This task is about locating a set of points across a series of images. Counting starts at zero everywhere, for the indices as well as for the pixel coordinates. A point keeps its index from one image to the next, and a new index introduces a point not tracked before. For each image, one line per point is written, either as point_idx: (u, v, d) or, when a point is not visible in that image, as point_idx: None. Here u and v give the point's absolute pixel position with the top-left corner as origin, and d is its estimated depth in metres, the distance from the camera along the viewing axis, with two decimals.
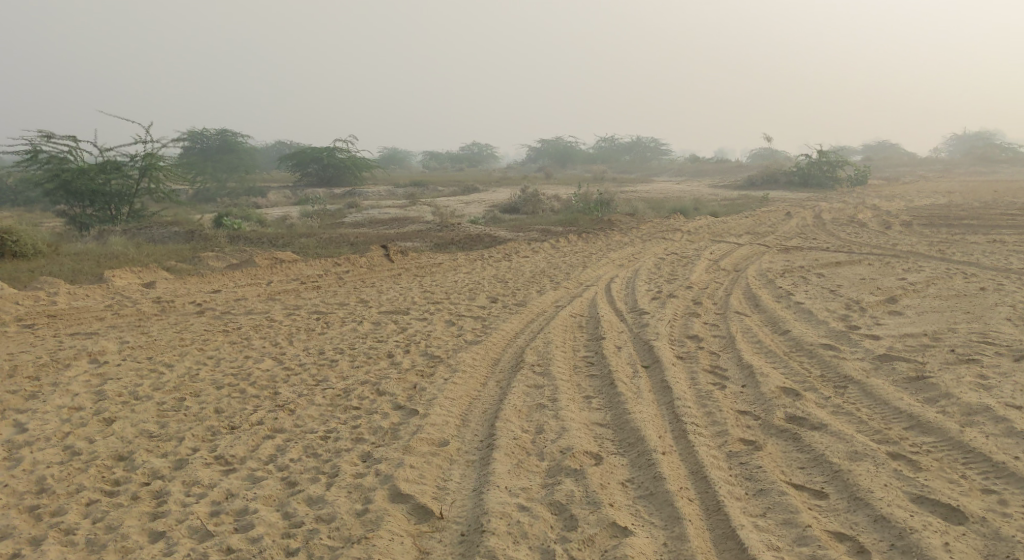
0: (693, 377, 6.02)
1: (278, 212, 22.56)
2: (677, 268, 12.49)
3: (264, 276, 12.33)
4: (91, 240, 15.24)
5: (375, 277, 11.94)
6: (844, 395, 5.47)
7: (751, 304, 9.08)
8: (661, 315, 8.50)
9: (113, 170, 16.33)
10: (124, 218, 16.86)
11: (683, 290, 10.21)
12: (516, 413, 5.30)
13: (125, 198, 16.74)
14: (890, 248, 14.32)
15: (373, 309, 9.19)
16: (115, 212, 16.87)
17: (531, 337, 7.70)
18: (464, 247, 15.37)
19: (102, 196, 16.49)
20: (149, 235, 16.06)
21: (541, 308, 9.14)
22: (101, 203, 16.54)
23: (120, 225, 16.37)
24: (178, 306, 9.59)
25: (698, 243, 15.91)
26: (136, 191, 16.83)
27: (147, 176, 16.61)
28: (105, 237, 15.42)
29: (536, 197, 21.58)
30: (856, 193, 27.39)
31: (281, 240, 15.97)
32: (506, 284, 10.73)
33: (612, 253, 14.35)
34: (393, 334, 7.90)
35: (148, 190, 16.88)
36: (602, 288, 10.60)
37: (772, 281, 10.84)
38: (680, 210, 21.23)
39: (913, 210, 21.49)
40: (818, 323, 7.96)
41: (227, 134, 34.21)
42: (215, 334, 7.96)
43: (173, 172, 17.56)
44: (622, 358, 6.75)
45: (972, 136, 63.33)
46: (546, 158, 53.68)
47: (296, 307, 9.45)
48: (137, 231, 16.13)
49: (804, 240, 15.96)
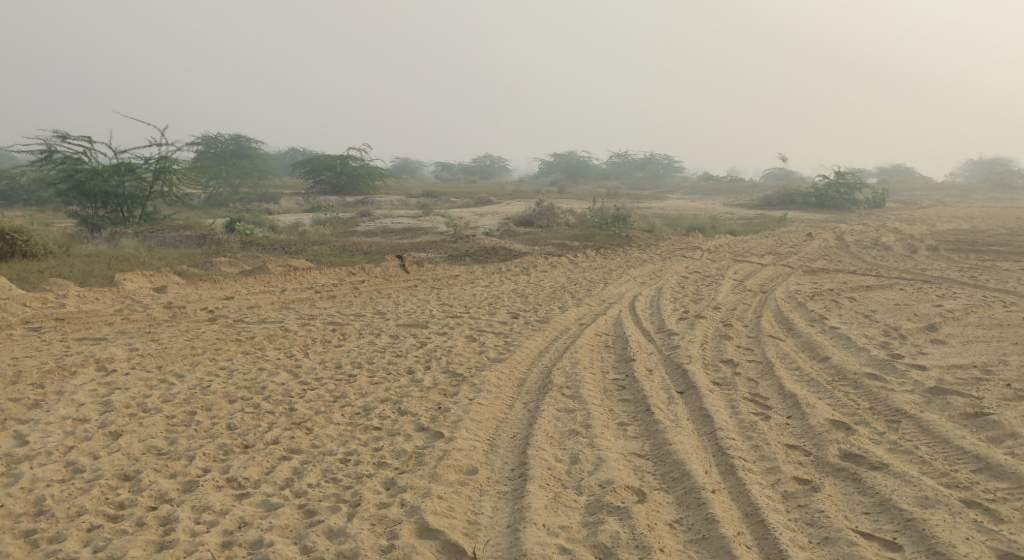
0: (733, 405, 5.67)
1: (291, 219, 22.32)
2: (701, 287, 12.14)
3: (277, 284, 12.04)
4: (102, 242, 15.00)
5: (391, 288, 11.63)
6: (900, 431, 5.12)
7: (784, 328, 8.71)
8: (691, 337, 8.15)
9: (127, 172, 16.12)
10: (136, 220, 16.64)
11: (710, 311, 9.86)
12: (548, 439, 4.96)
13: (137, 200, 16.52)
14: (918, 273, 13.94)
15: (390, 322, 8.87)
16: (128, 215, 16.66)
17: (557, 356, 7.35)
18: (480, 259, 15.06)
19: (115, 198, 16.28)
20: (161, 239, 15.82)
21: (565, 325, 8.79)
22: (114, 205, 16.32)
23: (132, 227, 16.14)
24: (189, 313, 9.29)
25: (719, 262, 15.56)
26: (149, 194, 16.62)
27: (160, 179, 16.41)
28: (117, 240, 15.18)
29: (551, 210, 21.27)
30: (875, 216, 26.97)
31: (294, 247, 15.69)
32: (527, 299, 10.40)
33: (632, 269, 14.01)
34: (413, 349, 7.56)
35: (161, 193, 16.68)
36: (626, 306, 10.25)
37: (802, 303, 10.49)
38: (698, 228, 20.90)
39: (936, 235, 21.09)
40: (857, 350, 7.60)
41: (241, 139, 34.12)
42: (227, 343, 7.65)
43: (187, 176, 17.36)
44: (655, 381, 6.40)
45: (990, 161, 62.83)
46: (559, 172, 53.43)
47: (311, 316, 9.13)
48: (149, 234, 15.88)
49: (828, 262, 15.59)
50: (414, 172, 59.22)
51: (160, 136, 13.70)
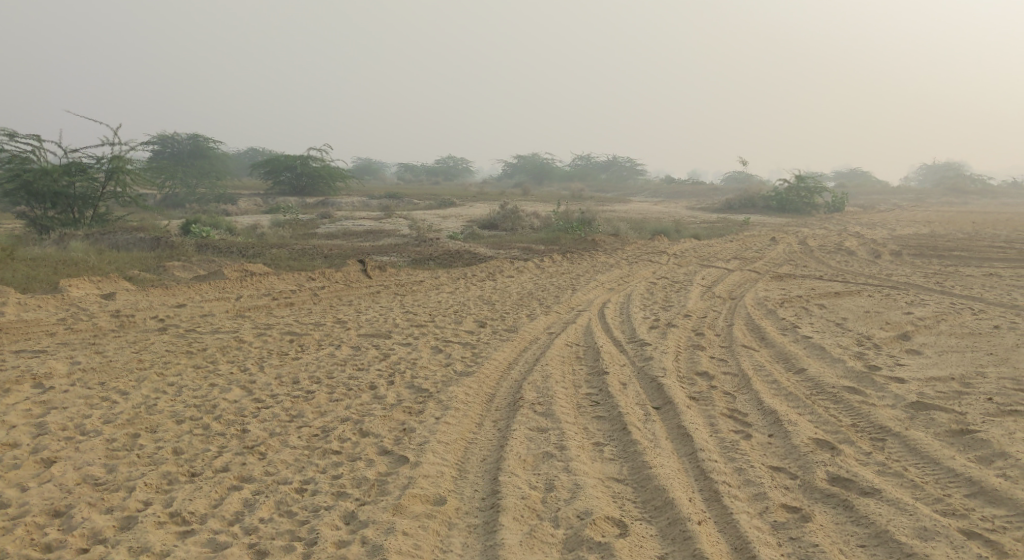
0: (713, 422, 5.43)
1: (249, 221, 21.74)
2: (670, 293, 11.94)
3: (233, 290, 11.57)
4: (50, 244, 14.35)
5: (352, 294, 11.24)
6: (886, 450, 4.92)
7: (757, 337, 8.52)
8: (663, 348, 7.91)
9: (77, 172, 15.47)
10: (87, 222, 15.98)
11: (681, 319, 9.65)
12: (520, 463, 4.67)
13: (89, 201, 15.86)
14: (883, 278, 13.92)
15: (352, 331, 8.49)
16: (78, 216, 15.99)
17: (527, 368, 7.05)
18: (444, 264, 14.73)
19: (65, 198, 15.61)
20: (113, 241, 15.20)
21: (533, 335, 8.50)
22: (64, 206, 15.65)
23: (82, 229, 15.49)
24: (137, 322, 8.81)
25: (686, 267, 15.40)
26: (101, 195, 15.95)
27: (113, 179, 15.77)
28: (65, 242, 14.55)
29: (516, 212, 20.98)
30: (836, 220, 27.18)
31: (252, 250, 15.19)
32: (494, 307, 10.09)
33: (599, 275, 13.76)
34: (376, 361, 7.20)
35: (114, 194, 16.03)
36: (596, 314, 9.99)
37: (772, 311, 10.33)
38: (662, 231, 20.80)
39: (897, 240, 21.22)
40: (833, 360, 7.41)
41: (198, 139, 33.32)
42: (177, 356, 7.21)
43: (141, 176, 16.71)
44: (629, 396, 6.13)
45: (942, 167, 64.13)
46: (522, 175, 53.23)
47: (267, 326, 8.72)
48: (100, 236, 15.25)
49: (794, 267, 15.52)
50: (376, 173, 58.53)
51: (113, 135, 13.39)
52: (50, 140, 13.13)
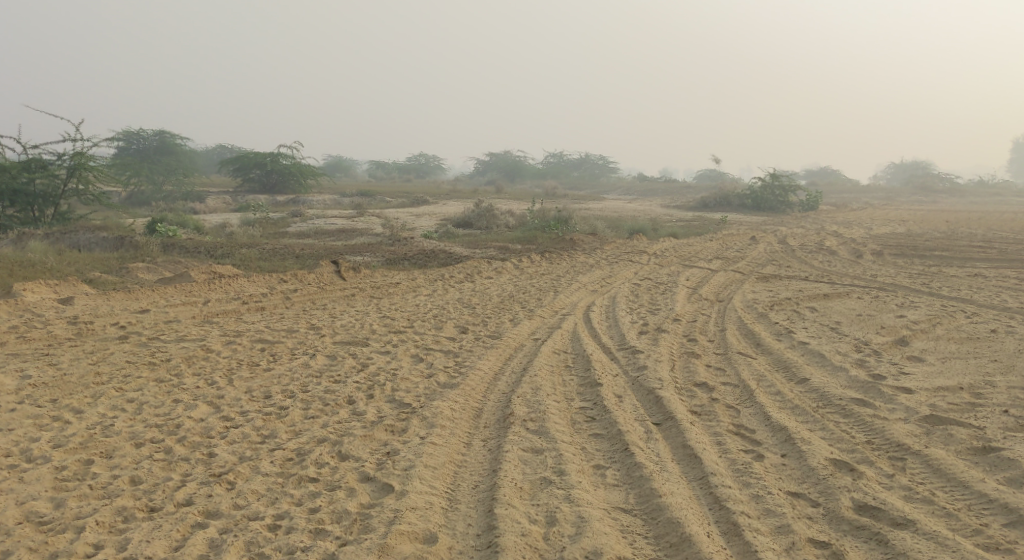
0: (720, 443, 5.06)
1: (218, 220, 21.06)
2: (655, 295, 11.58)
3: (201, 293, 11.02)
4: (7, 244, 13.65)
5: (326, 297, 10.75)
6: (910, 471, 4.59)
7: (752, 344, 8.17)
8: (657, 356, 7.53)
9: (38, 169, 14.77)
10: (48, 221, 15.25)
11: (670, 324, 9.29)
12: (518, 492, 4.28)
13: (50, 199, 15.14)
14: (868, 279, 13.67)
15: (326, 339, 8.01)
16: (39, 214, 15.25)
17: (514, 379, 6.63)
18: (419, 264, 14.27)
19: (24, 195, 14.89)
20: (74, 241, 14.55)
21: (518, 342, 8.08)
22: (23, 204, 14.91)
23: (42, 228, 14.81)
24: (96, 330, 8.25)
25: (668, 268, 15.06)
26: (62, 192, 15.26)
27: (75, 176, 15.09)
28: (24, 241, 13.88)
29: (491, 211, 20.53)
30: (812, 218, 27.08)
31: (220, 251, 14.61)
32: (475, 311, 9.67)
33: (581, 276, 13.38)
34: (353, 372, 6.74)
35: (76, 192, 15.35)
36: (581, 318, 9.60)
37: (763, 314, 10.00)
38: (640, 230, 20.48)
39: (875, 239, 21.07)
40: (835, 369, 7.08)
41: (165, 135, 32.46)
42: (138, 368, 6.69)
43: (105, 174, 16.06)
44: (627, 412, 5.73)
45: (910, 165, 64.76)
46: (495, 173, 52.75)
47: (237, 333, 8.22)
48: (61, 235, 14.58)
49: (777, 268, 15.26)
50: (347, 171, 57.73)
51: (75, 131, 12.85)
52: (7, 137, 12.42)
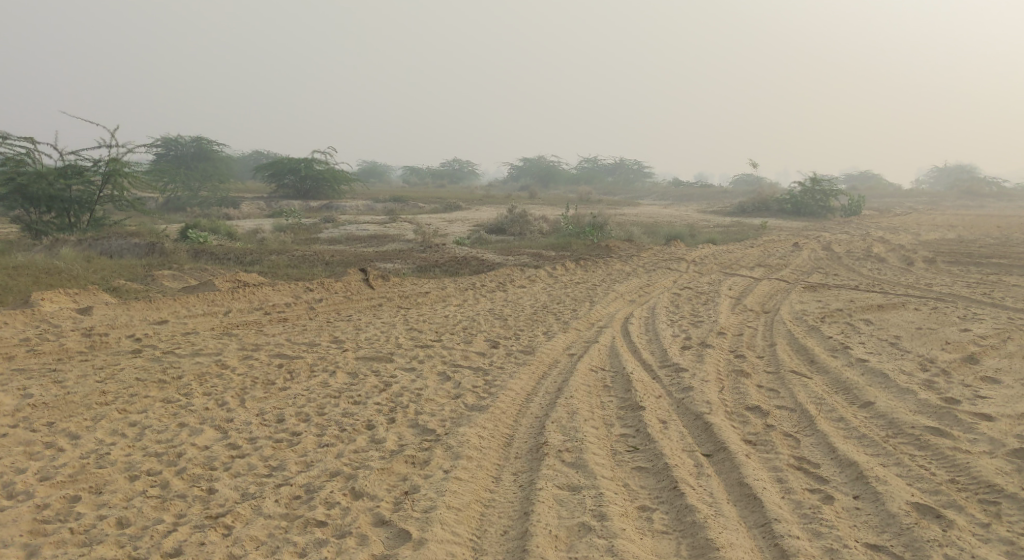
0: (782, 480, 4.49)
1: (250, 226, 20.80)
2: (697, 306, 10.96)
3: (224, 303, 10.62)
4: (40, 251, 13.43)
5: (352, 308, 10.30)
6: (1006, 519, 4.02)
7: (806, 363, 7.54)
8: (703, 374, 6.93)
9: (73, 175, 14.53)
10: (84, 227, 15.05)
11: (715, 337, 8.68)
12: (551, 543, 3.82)
13: (85, 205, 14.94)
14: (924, 289, 12.90)
15: (349, 353, 7.54)
16: (74, 220, 15.08)
17: (549, 402, 6.08)
18: (450, 272, 13.79)
19: (60, 202, 14.69)
20: (106, 248, 14.30)
21: (552, 358, 7.52)
22: (59, 210, 14.75)
23: (76, 234, 14.61)
24: (110, 344, 7.86)
25: (709, 275, 14.43)
26: (97, 198, 15.01)
27: (110, 183, 14.83)
28: (56, 248, 13.67)
29: (524, 216, 20.01)
30: (856, 224, 26.17)
31: (249, 257, 14.27)
32: (507, 323, 9.15)
33: (618, 285, 12.78)
34: (375, 392, 6.25)
35: (111, 198, 15.08)
36: (619, 330, 9.03)
37: (814, 327, 9.35)
38: (678, 236, 19.82)
39: (925, 245, 20.19)
40: (902, 392, 6.45)
41: (202, 141, 32.39)
42: (147, 387, 6.25)
43: (140, 179, 15.81)
44: (673, 440, 5.16)
45: (953, 169, 63.08)
46: (528, 178, 52.24)
47: (255, 347, 7.79)
48: (93, 242, 14.35)
49: (824, 276, 14.54)
50: (381, 177, 57.57)
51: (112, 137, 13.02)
52: (43, 143, 12.18)
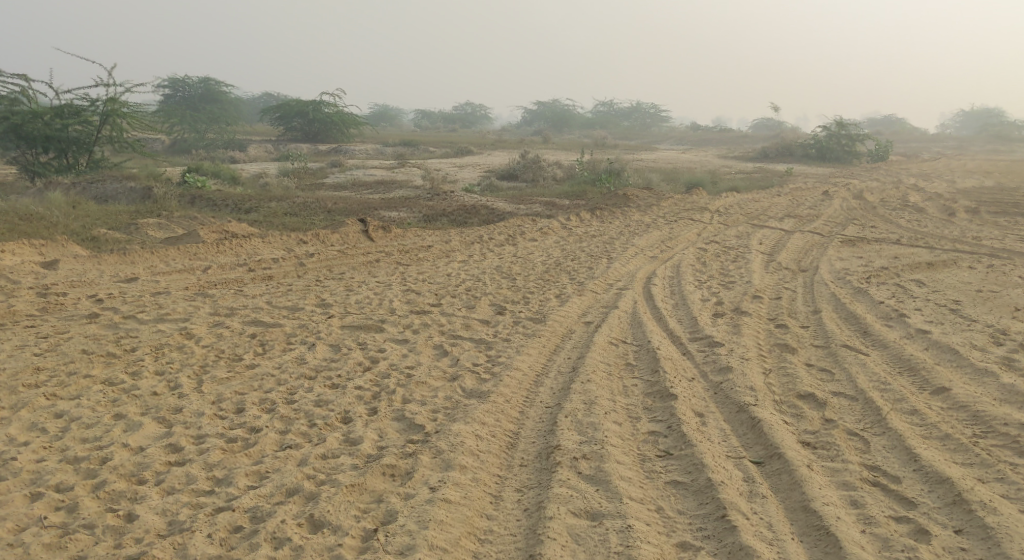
0: (857, 503, 3.58)
1: (254, 169, 19.79)
2: (727, 263, 9.93)
3: (209, 256, 9.61)
4: (29, 194, 12.51)
5: (346, 264, 9.32)
6: None
7: (858, 335, 6.52)
8: (742, 351, 5.95)
9: (71, 115, 13.43)
10: (83, 168, 14.06)
11: (750, 302, 7.67)
12: None
13: (83, 146, 13.89)
14: (972, 243, 11.82)
15: (333, 321, 6.58)
16: (73, 161, 14.06)
17: (562, 387, 5.13)
18: (457, 222, 12.78)
19: (58, 142, 13.62)
20: (100, 192, 13.29)
21: (566, 329, 6.55)
22: (57, 151, 13.71)
23: (70, 177, 13.62)
24: (65, 305, 6.87)
25: (735, 228, 13.37)
26: (96, 139, 13.94)
27: (109, 124, 13.78)
28: (46, 191, 12.69)
29: (538, 161, 18.86)
30: (886, 170, 24.90)
31: (246, 204, 13.28)
32: (515, 283, 8.17)
33: (637, 238, 11.74)
34: (357, 372, 5.31)
35: (110, 139, 14.02)
36: (641, 293, 8.04)
37: (860, 290, 8.31)
38: (699, 184, 18.67)
39: (962, 194, 18.95)
40: (982, 373, 5.47)
41: (210, 82, 31.16)
42: (91, 365, 5.29)
43: (142, 120, 14.75)
44: (714, 445, 4.23)
45: (980, 113, 60.99)
46: (542, 122, 50.78)
47: (229, 312, 6.83)
48: (87, 185, 13.35)
49: (860, 229, 13.44)
50: (393, 121, 55.98)
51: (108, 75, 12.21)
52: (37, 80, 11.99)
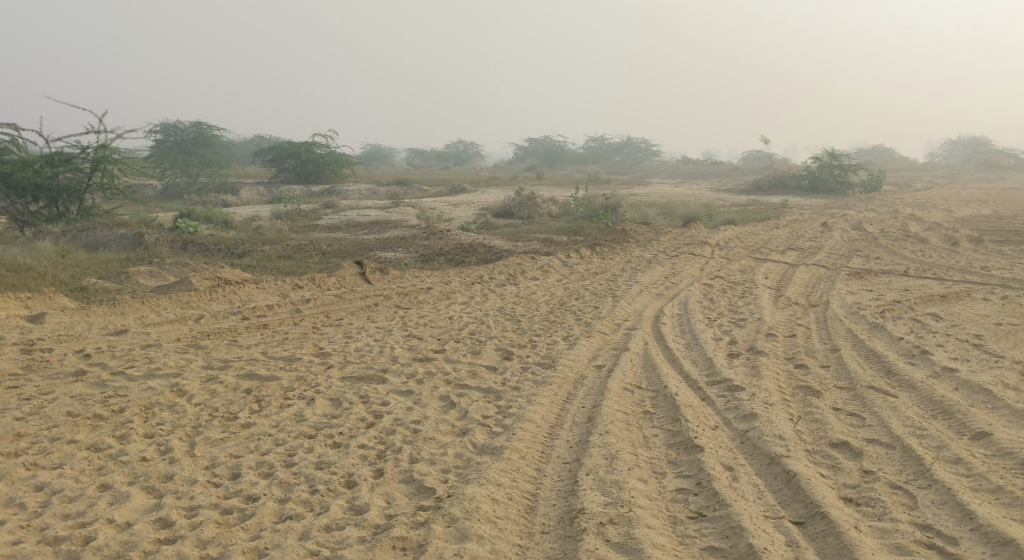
0: None
1: (247, 213, 19.52)
2: (735, 299, 9.67)
3: (201, 304, 9.30)
4: (17, 245, 12.22)
5: (344, 308, 9.01)
6: None
7: (883, 375, 6.23)
8: (765, 396, 5.64)
9: (61, 163, 13.20)
10: (74, 217, 13.75)
11: (765, 341, 7.37)
12: None
13: (74, 194, 13.63)
14: (981, 273, 11.59)
15: (333, 372, 6.25)
16: (63, 210, 13.77)
17: (579, 440, 4.82)
18: (455, 261, 12.52)
19: (48, 191, 13.36)
20: (90, 239, 13.00)
21: (578, 374, 6.24)
22: (47, 199, 13.43)
23: (60, 225, 13.34)
24: (51, 362, 6.53)
25: (738, 262, 13.15)
26: (87, 186, 13.70)
27: (100, 170, 13.56)
28: (35, 240, 12.41)
29: (533, 198, 18.66)
30: (881, 199, 24.80)
31: (240, 248, 13.01)
32: (520, 326, 7.89)
33: (640, 274, 11.48)
34: (360, 429, 4.98)
35: (101, 186, 13.78)
36: (651, 333, 7.75)
37: (876, 325, 8.03)
38: (696, 218, 18.49)
39: (962, 223, 18.80)
40: (1020, 416, 5.18)
41: (202, 126, 31.08)
42: (76, 429, 4.96)
43: (133, 167, 14.54)
44: (748, 504, 3.97)
45: (968, 142, 61.40)
46: (534, 158, 50.82)
47: (224, 364, 6.51)
48: (78, 233, 13.07)
49: (865, 261, 13.22)
50: (385, 161, 56.04)
51: (99, 123, 12.35)
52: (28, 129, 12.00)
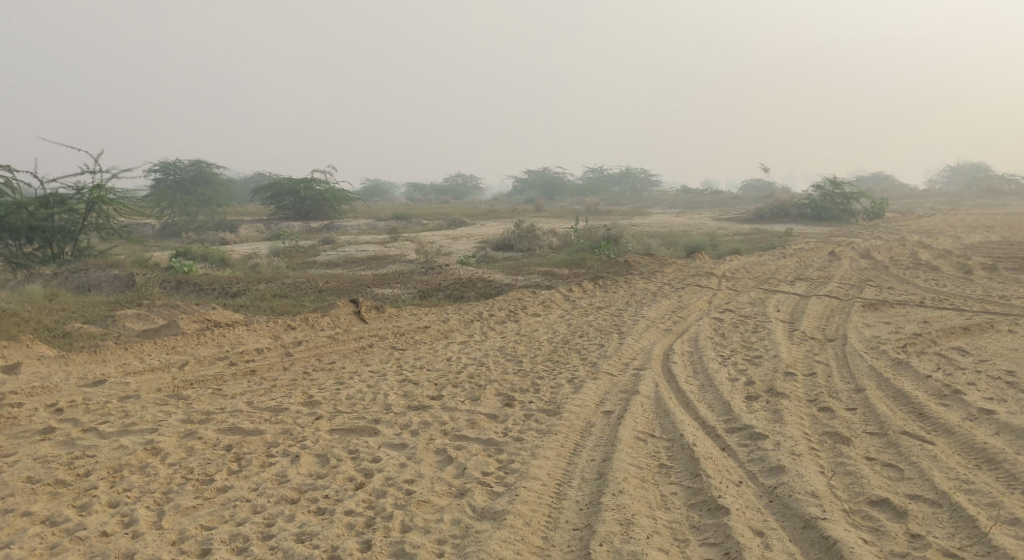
0: None
1: (243, 251, 19.08)
2: (747, 334, 9.22)
3: (187, 348, 8.82)
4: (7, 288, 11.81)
5: (336, 351, 8.54)
6: None
7: (917, 418, 5.75)
8: (791, 446, 5.17)
9: (55, 204, 12.85)
10: (68, 257, 13.31)
11: (784, 381, 6.89)
12: None
13: (68, 235, 13.24)
14: (1000, 303, 11.14)
15: (321, 424, 5.77)
16: (57, 251, 13.34)
17: (589, 502, 4.38)
18: (454, 297, 12.10)
19: (42, 232, 12.97)
20: (83, 281, 12.54)
21: (584, 422, 5.77)
22: (41, 241, 13.04)
23: (53, 267, 12.91)
24: (18, 419, 6.04)
25: (746, 294, 12.71)
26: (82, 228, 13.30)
27: (96, 211, 13.18)
28: (25, 283, 12.01)
29: (533, 231, 18.27)
30: (887, 227, 24.40)
31: (234, 287, 12.59)
32: (521, 367, 7.43)
33: (646, 309, 11.04)
34: (347, 492, 4.49)
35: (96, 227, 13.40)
36: (662, 374, 7.28)
37: (900, 361, 7.56)
38: (700, 248, 18.07)
39: (973, 250, 18.36)
40: None
41: (201, 165, 30.89)
42: (33, 498, 4.50)
43: (129, 207, 14.17)
44: None
45: (966, 168, 61.21)
46: (533, 190, 50.54)
47: (204, 417, 6.02)
48: (70, 275, 12.63)
49: (877, 291, 12.78)
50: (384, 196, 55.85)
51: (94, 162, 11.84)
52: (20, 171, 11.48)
